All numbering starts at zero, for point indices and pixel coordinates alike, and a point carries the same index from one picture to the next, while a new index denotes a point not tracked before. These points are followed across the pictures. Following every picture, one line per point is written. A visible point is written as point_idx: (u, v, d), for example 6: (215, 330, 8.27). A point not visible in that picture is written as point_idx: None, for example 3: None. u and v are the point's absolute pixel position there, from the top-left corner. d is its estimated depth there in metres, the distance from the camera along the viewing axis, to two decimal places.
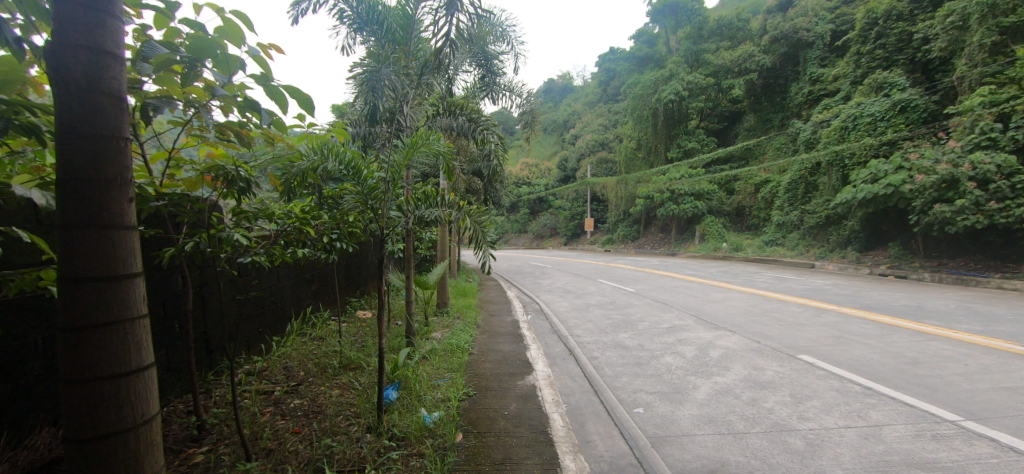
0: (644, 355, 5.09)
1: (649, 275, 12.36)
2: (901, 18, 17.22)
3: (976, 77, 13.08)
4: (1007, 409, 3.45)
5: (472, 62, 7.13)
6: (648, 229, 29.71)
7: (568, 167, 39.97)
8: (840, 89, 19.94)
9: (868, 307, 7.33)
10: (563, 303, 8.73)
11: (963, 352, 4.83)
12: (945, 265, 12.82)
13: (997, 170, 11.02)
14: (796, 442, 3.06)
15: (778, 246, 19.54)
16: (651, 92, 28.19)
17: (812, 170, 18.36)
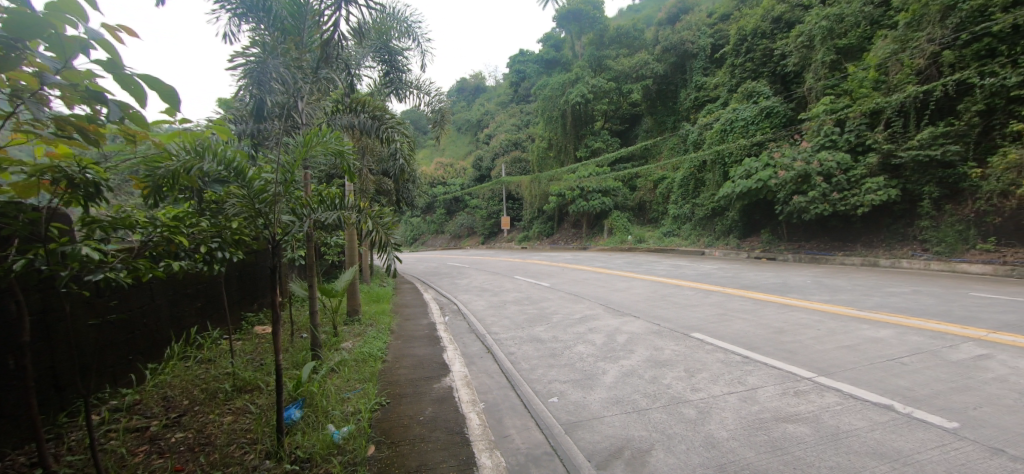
0: (558, 346, 5.28)
1: (562, 270, 12.90)
2: (764, 36, 20.04)
3: (820, 88, 15.62)
4: (847, 364, 4.17)
5: (375, 58, 6.87)
6: (561, 226, 30.97)
7: (482, 167, 40.28)
8: (719, 96, 22.59)
9: (745, 286, 8.40)
10: (480, 302, 8.74)
11: (817, 319, 5.73)
12: (804, 247, 15.17)
13: (837, 166, 13.25)
14: (689, 411, 3.40)
15: (674, 236, 21.51)
16: (560, 94, 29.52)
17: (700, 167, 20.54)
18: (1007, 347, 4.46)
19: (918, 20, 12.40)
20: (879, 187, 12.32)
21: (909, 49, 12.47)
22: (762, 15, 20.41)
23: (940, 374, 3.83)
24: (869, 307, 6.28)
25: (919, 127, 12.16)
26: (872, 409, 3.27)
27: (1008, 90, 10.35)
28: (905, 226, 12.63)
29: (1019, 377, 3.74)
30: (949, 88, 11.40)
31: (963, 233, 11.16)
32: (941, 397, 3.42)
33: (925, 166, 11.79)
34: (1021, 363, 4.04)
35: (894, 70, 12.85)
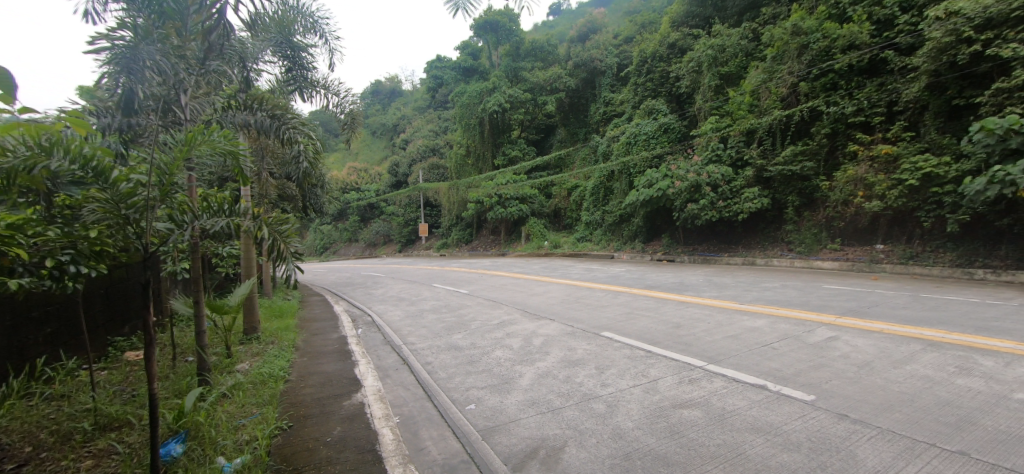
0: (476, 353, 5.28)
1: (481, 276, 12.94)
2: (661, 60, 22.13)
3: (707, 109, 17.62)
4: (731, 352, 4.71)
5: (275, 52, 6.35)
6: (480, 232, 31.13)
7: (399, 173, 39.17)
8: (624, 111, 24.39)
9: (649, 286, 9.14)
10: (397, 312, 8.44)
11: (708, 314, 6.42)
12: (697, 249, 16.94)
13: (722, 178, 15.02)
14: (599, 406, 3.59)
15: (587, 241, 22.72)
16: (477, 102, 29.70)
17: (608, 177, 21.96)
18: (848, 328, 5.39)
19: (781, 55, 14.59)
20: (754, 197, 14.26)
21: (775, 79, 14.63)
22: (659, 40, 22.55)
23: (801, 355, 4.50)
24: (748, 301, 7.20)
25: (783, 145, 14.28)
26: (750, 389, 3.74)
27: (846, 117, 12.62)
28: (775, 230, 14.73)
29: (857, 353, 4.53)
30: (805, 113, 13.55)
31: (817, 235, 13.32)
32: (802, 375, 4.01)
33: (788, 180, 13.87)
34: (859, 342, 4.89)
35: (764, 96, 14.96)
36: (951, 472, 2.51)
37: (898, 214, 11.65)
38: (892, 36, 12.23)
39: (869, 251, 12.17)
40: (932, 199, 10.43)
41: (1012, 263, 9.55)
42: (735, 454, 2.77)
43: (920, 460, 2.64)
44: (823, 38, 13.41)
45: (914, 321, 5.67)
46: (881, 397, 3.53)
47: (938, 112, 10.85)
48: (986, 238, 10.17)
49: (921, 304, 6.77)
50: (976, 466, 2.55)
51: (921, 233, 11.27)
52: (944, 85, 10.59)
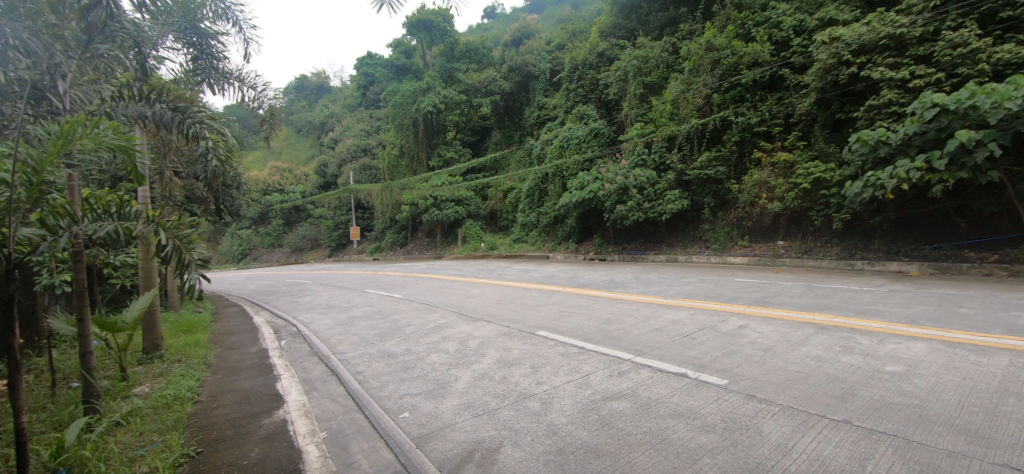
0: (410, 359, 5.13)
1: (416, 280, 12.64)
2: (591, 68, 23.15)
3: (633, 115, 18.73)
4: (656, 344, 5.00)
5: (178, 38, 5.72)
6: (415, 235, 30.39)
7: (328, 173, 37.34)
8: (557, 115, 25.11)
9: (581, 285, 9.47)
10: (325, 320, 7.97)
11: (635, 309, 6.78)
12: (625, 248, 17.87)
13: (647, 181, 15.98)
14: (534, 404, 3.65)
15: (523, 242, 23.06)
16: (411, 102, 29.02)
17: (543, 179, 22.50)
18: (755, 317, 5.97)
19: (696, 68, 15.82)
20: (675, 198, 15.34)
21: (692, 90, 15.88)
22: (589, 49, 23.59)
23: (716, 343, 4.90)
24: (671, 295, 7.71)
25: (699, 151, 15.53)
26: (673, 378, 4.00)
27: (752, 127, 14.02)
28: (694, 229, 15.94)
29: (762, 339, 5.03)
30: (717, 123, 14.90)
31: (729, 233, 14.63)
32: (716, 361, 4.38)
33: (704, 183, 15.09)
34: (764, 328, 5.44)
35: (683, 105, 16.16)
36: (837, 439, 2.86)
37: (795, 214, 13.13)
38: (787, 56, 13.75)
39: (772, 247, 13.60)
40: (822, 201, 11.86)
41: (883, 254, 11.16)
42: (659, 440, 2.94)
43: (813, 430, 2.99)
44: (732, 54, 14.79)
45: (808, 308, 6.42)
46: (782, 377, 3.94)
47: (825, 124, 12.37)
48: (862, 234, 11.80)
49: (814, 292, 7.68)
50: (855, 432, 2.94)
51: (813, 230, 12.81)
52: (829, 100, 12.09)
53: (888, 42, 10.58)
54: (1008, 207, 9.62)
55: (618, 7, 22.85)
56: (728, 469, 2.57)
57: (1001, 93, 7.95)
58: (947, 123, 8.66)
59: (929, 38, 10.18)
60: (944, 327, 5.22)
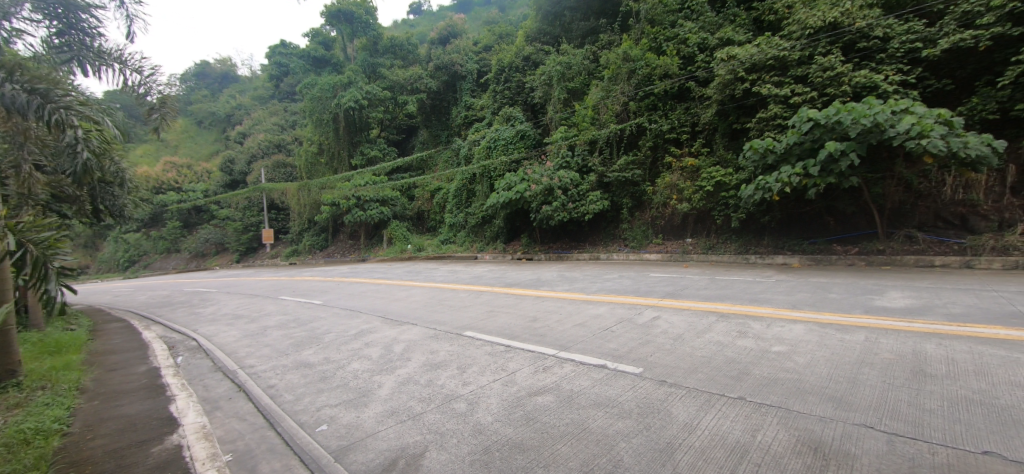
0: (329, 368, 4.85)
1: (338, 285, 11.94)
2: (518, 71, 23.65)
3: (557, 118, 19.46)
4: (578, 338, 5.22)
5: (35, 8, 4.83)
6: (336, 237, 28.68)
7: (235, 171, 34.15)
8: (484, 116, 25.20)
9: (509, 284, 9.58)
10: (231, 332, 7.24)
11: (561, 306, 7.02)
12: (551, 247, 18.42)
13: (570, 182, 16.63)
14: (460, 405, 3.63)
15: (451, 243, 22.79)
16: (330, 97, 27.50)
17: (470, 179, 22.51)
18: (667, 308, 6.48)
19: (615, 77, 16.88)
20: (596, 199, 16.14)
21: (611, 97, 16.92)
22: (515, 52, 24.07)
23: (633, 335, 5.24)
24: (593, 291, 8.10)
25: (618, 155, 16.54)
26: (593, 370, 4.21)
27: (663, 133, 15.21)
28: (614, 229, 16.89)
29: (672, 328, 5.48)
30: (633, 128, 15.99)
31: (645, 232, 15.70)
32: (633, 351, 4.68)
33: (623, 184, 16.09)
34: (674, 319, 5.92)
35: (603, 111, 17.15)
36: (733, 414, 3.20)
37: (700, 214, 14.44)
38: (693, 70, 15.08)
39: (681, 244, 14.80)
40: (722, 202, 13.16)
41: (771, 249, 12.69)
42: (581, 429, 3.08)
43: (713, 409, 3.31)
44: (646, 66, 15.96)
45: (712, 298, 7.11)
46: (689, 362, 4.32)
47: (724, 133, 13.74)
48: (754, 231, 13.31)
49: (716, 285, 8.50)
50: (747, 407, 3.31)
51: (715, 228, 14.18)
52: (727, 112, 13.47)
53: (773, 62, 12.04)
54: (864, 207, 11.45)
55: (543, 14, 23.57)
56: (642, 451, 2.77)
57: (858, 111, 9.39)
58: (819, 135, 10.05)
59: (805, 61, 11.74)
60: (818, 310, 6.07)
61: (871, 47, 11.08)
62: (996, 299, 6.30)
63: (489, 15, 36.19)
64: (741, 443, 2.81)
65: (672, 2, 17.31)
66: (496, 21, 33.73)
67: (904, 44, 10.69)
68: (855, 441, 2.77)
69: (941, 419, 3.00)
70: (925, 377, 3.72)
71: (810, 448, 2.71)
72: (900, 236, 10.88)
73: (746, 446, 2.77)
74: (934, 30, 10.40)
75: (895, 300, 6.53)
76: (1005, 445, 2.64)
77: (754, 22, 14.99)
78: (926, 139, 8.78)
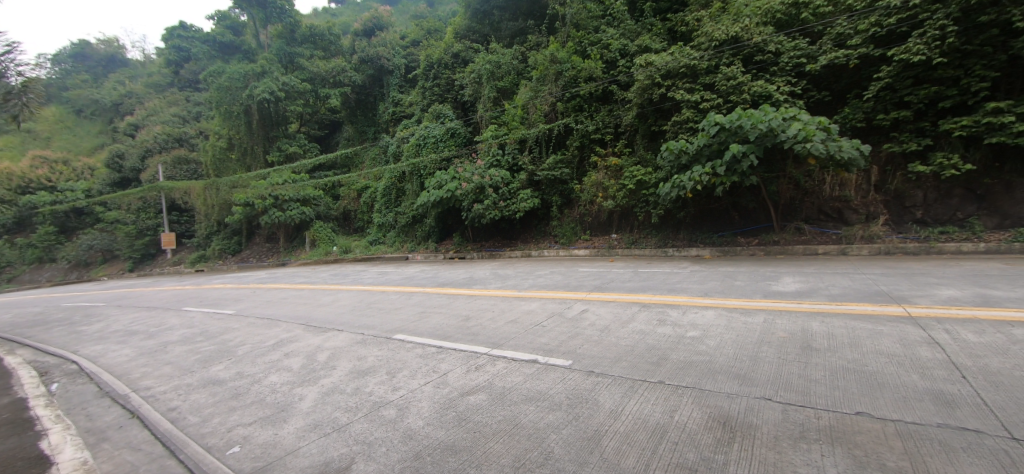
0: (243, 383, 4.45)
1: (254, 292, 11.00)
2: (446, 67, 23.34)
3: (487, 117, 19.52)
4: (510, 335, 5.27)
5: None
6: (252, 240, 26.37)
7: (125, 167, 30.11)
8: (413, 113, 24.60)
9: (441, 284, 9.45)
10: (123, 351, 6.37)
11: (494, 303, 7.06)
12: (484, 245, 18.42)
13: (501, 181, 16.74)
14: (389, 412, 3.50)
15: (380, 244, 21.97)
16: (241, 87, 25.06)
17: (400, 178, 21.83)
18: (594, 301, 6.77)
19: (543, 78, 17.33)
20: (527, 197, 16.41)
21: (539, 97, 17.36)
22: (444, 49, 23.76)
23: (563, 328, 5.41)
24: (525, 288, 8.24)
25: (547, 154, 16.99)
26: (525, 365, 4.28)
27: (589, 134, 15.89)
28: (544, 226, 17.30)
29: (599, 320, 5.74)
30: (561, 129, 16.51)
31: (574, 229, 16.26)
32: (563, 344, 4.83)
33: (552, 183, 16.53)
34: (601, 311, 6.20)
35: (532, 111, 17.55)
36: (653, 398, 3.43)
37: (624, 211, 15.27)
38: (615, 74, 15.88)
39: (607, 239, 15.52)
40: (643, 200, 13.99)
41: (687, 242, 13.78)
42: (513, 425, 3.12)
43: (636, 394, 3.52)
44: (572, 68, 16.59)
45: (635, 290, 7.55)
46: (614, 351, 4.55)
47: (644, 134, 14.59)
48: (671, 226, 14.32)
49: (639, 277, 9.06)
50: (666, 389, 3.56)
51: (637, 224, 15.04)
52: (646, 115, 14.32)
53: (685, 70, 13.03)
54: (762, 203, 12.81)
55: (471, 12, 23.47)
56: (572, 440, 2.86)
57: (756, 117, 10.49)
58: (724, 138, 11.04)
59: (712, 71, 12.84)
60: (726, 296, 6.70)
61: (766, 61, 12.42)
62: (865, 281, 7.38)
63: (416, 9, 35.38)
64: (661, 423, 3.02)
65: (596, 9, 18.12)
66: (424, 15, 33.15)
67: (792, 59, 12.11)
68: (757, 413, 3.10)
69: (824, 387, 3.46)
70: (812, 351, 4.25)
71: (720, 423, 2.97)
72: (791, 229, 12.34)
73: (665, 426, 2.97)
74: (815, 48, 11.90)
75: (788, 284, 7.41)
76: (872, 406, 3.10)
77: (668, 32, 16.19)
78: (810, 143, 10.01)
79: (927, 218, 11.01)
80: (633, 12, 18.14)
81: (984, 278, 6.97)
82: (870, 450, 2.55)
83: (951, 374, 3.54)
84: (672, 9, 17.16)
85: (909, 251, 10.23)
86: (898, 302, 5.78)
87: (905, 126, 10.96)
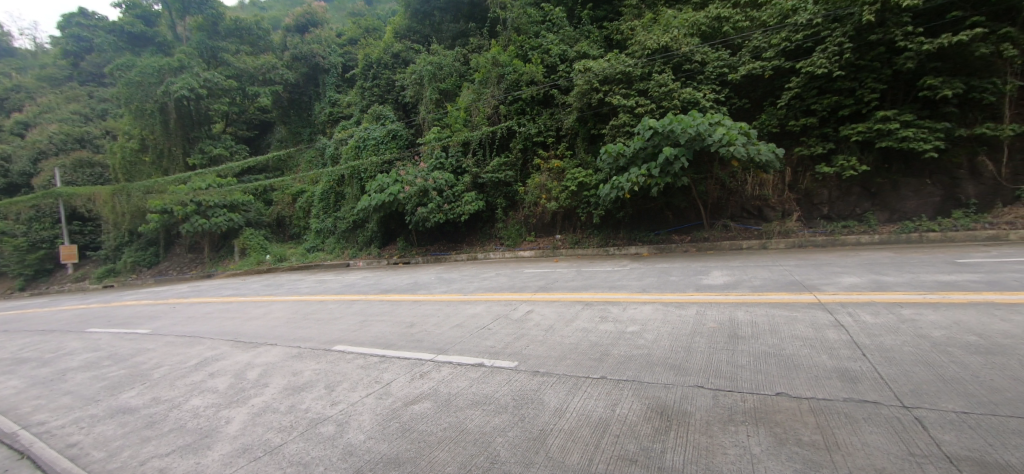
0: (159, 410, 4.04)
1: (173, 308, 10.03)
2: (386, 67, 22.75)
3: (429, 118, 19.24)
4: (456, 339, 5.22)
5: None
6: (171, 251, 24.07)
7: (11, 172, 26.33)
8: (353, 114, 23.75)
9: (384, 291, 9.18)
10: (9, 383, 5.55)
11: (439, 308, 6.95)
12: (430, 249, 18.10)
13: (445, 184, 16.55)
14: (328, 428, 3.33)
15: (319, 251, 20.94)
16: (155, 83, 22.75)
17: (338, 181, 20.92)
18: (539, 301, 6.88)
19: (485, 80, 17.46)
20: (472, 200, 16.31)
21: (482, 100, 17.42)
22: (384, 48, 23.14)
23: (508, 330, 5.44)
24: (471, 291, 8.20)
25: (491, 156, 17.04)
26: (470, 369, 4.26)
27: (532, 137, 16.16)
28: (489, 228, 17.32)
29: (543, 320, 5.84)
30: (504, 131, 16.67)
31: (519, 230, 16.42)
32: (509, 346, 4.86)
33: (496, 185, 16.60)
34: (546, 311, 6.30)
35: (475, 113, 17.58)
36: (596, 393, 3.54)
37: (567, 212, 15.64)
38: (555, 78, 16.24)
39: (552, 240, 15.82)
40: (585, 200, 14.37)
41: (626, 240, 14.40)
42: (458, 432, 3.09)
43: (580, 391, 3.61)
44: (513, 72, 16.84)
45: (578, 289, 7.75)
46: (558, 350, 4.64)
47: (584, 138, 15.07)
48: (612, 226, 14.87)
49: (581, 276, 9.34)
50: (608, 384, 3.69)
51: (580, 224, 15.48)
52: (586, 119, 14.81)
53: (621, 77, 13.61)
54: (694, 202, 13.66)
55: (411, 11, 23.02)
56: (518, 442, 2.88)
57: (685, 122, 11.17)
58: (658, 141, 11.63)
59: (646, 78, 13.52)
60: (662, 292, 7.07)
61: (694, 69, 13.26)
62: (782, 272, 8.11)
63: (353, 6, 34.25)
64: (604, 418, 3.12)
65: (535, 14, 18.45)
66: (362, 13, 32.27)
67: (716, 69, 13.08)
68: (691, 400, 3.29)
69: (747, 372, 3.75)
70: (738, 339, 4.58)
71: (657, 413, 3.13)
72: (719, 226, 13.30)
73: (608, 421, 3.07)
74: (735, 59, 12.93)
75: (717, 277, 7.97)
76: (790, 386, 3.41)
77: (604, 40, 16.88)
78: (733, 146, 10.82)
79: (832, 214, 12.33)
80: (571, 19, 18.74)
81: (877, 266, 7.92)
82: (789, 427, 2.79)
83: (853, 353, 3.97)
84: (607, 17, 17.95)
85: (818, 244, 11.38)
86: (810, 290, 6.40)
87: (812, 132, 12.19)
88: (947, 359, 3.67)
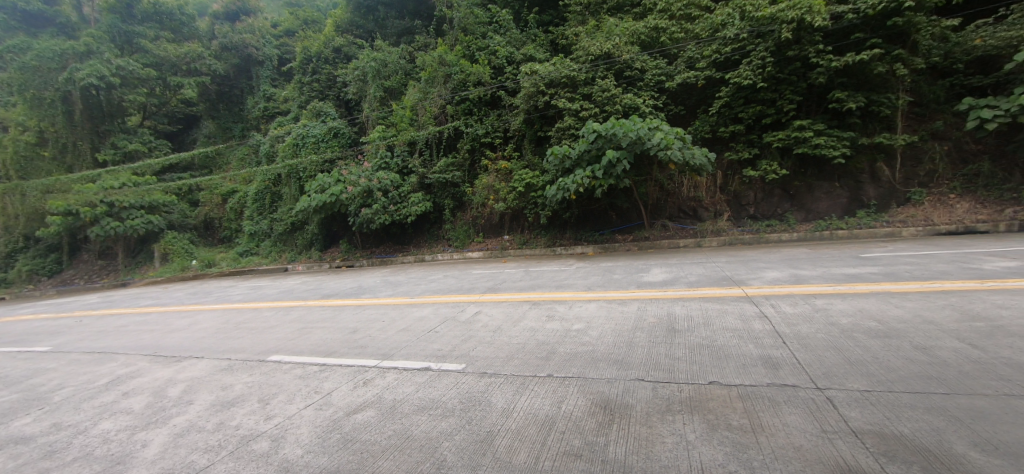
0: (61, 437, 3.59)
1: (78, 321, 8.96)
2: (327, 62, 21.83)
3: (373, 116, 18.63)
4: (401, 344, 5.10)
5: None
6: (77, 257, 21.50)
7: None
8: (290, 109, 22.52)
9: (326, 296, 8.77)
10: None
11: (384, 312, 6.76)
12: (375, 251, 17.53)
13: (391, 184, 16.12)
14: (262, 444, 3.14)
15: (253, 255, 19.63)
16: (56, 68, 20.16)
17: (275, 180, 19.77)
18: (487, 302, 6.89)
19: (431, 79, 17.28)
20: (419, 201, 15.99)
21: (428, 99, 17.18)
22: (324, 42, 22.19)
23: (455, 332, 5.40)
24: (418, 293, 8.04)
25: (438, 156, 16.82)
26: (416, 374, 4.18)
27: (479, 137, 16.18)
28: (437, 229, 17.07)
29: (491, 320, 5.86)
30: (451, 131, 16.54)
31: (467, 231, 16.34)
32: (457, 348, 4.82)
33: (444, 186, 16.42)
34: (494, 311, 6.32)
35: (421, 113, 17.29)
36: (543, 391, 3.61)
37: (515, 213, 15.77)
38: (502, 80, 16.33)
39: (500, 240, 15.87)
40: (533, 201, 14.56)
41: (572, 239, 14.78)
42: (403, 439, 3.02)
43: (527, 390, 3.66)
44: (460, 72, 16.74)
45: (526, 289, 7.84)
46: (505, 350, 4.67)
47: (531, 139, 15.30)
48: (558, 226, 15.19)
49: (529, 275, 9.47)
50: (554, 382, 3.77)
51: (528, 225, 15.67)
52: (533, 121, 15.05)
53: (566, 81, 13.93)
54: (635, 203, 14.28)
55: (354, 5, 22.19)
56: (464, 445, 2.87)
57: (627, 126, 11.66)
58: (602, 144, 12.04)
59: (590, 82, 13.94)
60: (606, 289, 7.32)
61: (634, 76, 13.86)
62: (714, 268, 8.69)
63: None
64: (550, 416, 3.19)
65: (482, 15, 18.48)
66: (300, 4, 30.83)
67: (654, 76, 13.77)
68: (631, 393, 3.44)
69: (683, 363, 3.98)
70: (675, 333, 4.85)
71: (601, 408, 3.24)
72: (658, 226, 14.00)
73: (554, 418, 3.14)
74: (672, 68, 13.68)
75: (656, 275, 8.38)
76: (720, 374, 3.67)
77: (550, 44, 17.22)
78: (670, 150, 11.43)
79: (757, 214, 13.38)
80: (518, 22, 18.98)
81: (795, 261, 8.71)
82: (720, 414, 3.00)
83: (775, 341, 4.34)
84: (552, 22, 18.38)
85: (745, 241, 12.32)
86: (738, 285, 6.90)
87: (740, 138, 13.16)
88: (853, 344, 4.10)
